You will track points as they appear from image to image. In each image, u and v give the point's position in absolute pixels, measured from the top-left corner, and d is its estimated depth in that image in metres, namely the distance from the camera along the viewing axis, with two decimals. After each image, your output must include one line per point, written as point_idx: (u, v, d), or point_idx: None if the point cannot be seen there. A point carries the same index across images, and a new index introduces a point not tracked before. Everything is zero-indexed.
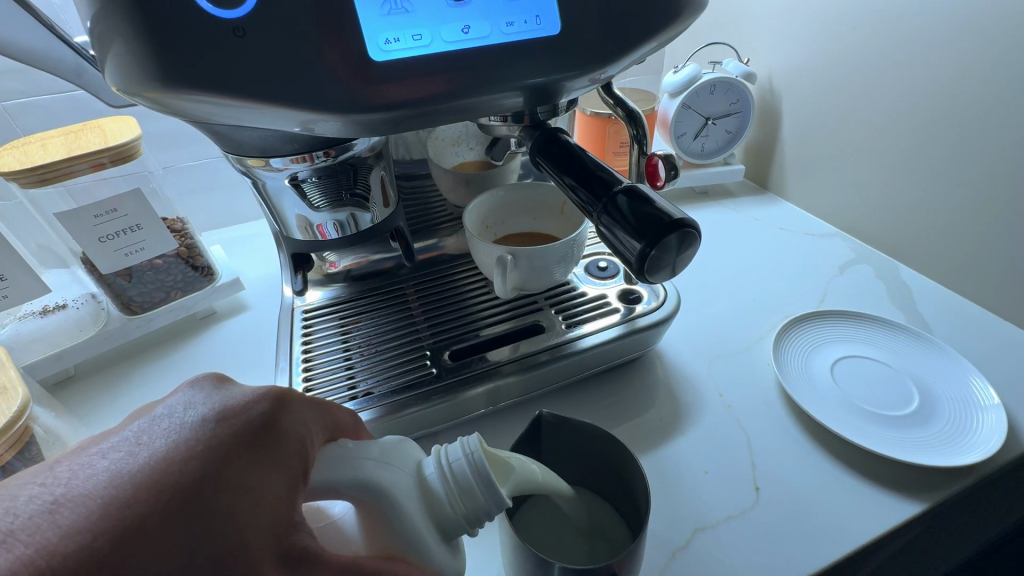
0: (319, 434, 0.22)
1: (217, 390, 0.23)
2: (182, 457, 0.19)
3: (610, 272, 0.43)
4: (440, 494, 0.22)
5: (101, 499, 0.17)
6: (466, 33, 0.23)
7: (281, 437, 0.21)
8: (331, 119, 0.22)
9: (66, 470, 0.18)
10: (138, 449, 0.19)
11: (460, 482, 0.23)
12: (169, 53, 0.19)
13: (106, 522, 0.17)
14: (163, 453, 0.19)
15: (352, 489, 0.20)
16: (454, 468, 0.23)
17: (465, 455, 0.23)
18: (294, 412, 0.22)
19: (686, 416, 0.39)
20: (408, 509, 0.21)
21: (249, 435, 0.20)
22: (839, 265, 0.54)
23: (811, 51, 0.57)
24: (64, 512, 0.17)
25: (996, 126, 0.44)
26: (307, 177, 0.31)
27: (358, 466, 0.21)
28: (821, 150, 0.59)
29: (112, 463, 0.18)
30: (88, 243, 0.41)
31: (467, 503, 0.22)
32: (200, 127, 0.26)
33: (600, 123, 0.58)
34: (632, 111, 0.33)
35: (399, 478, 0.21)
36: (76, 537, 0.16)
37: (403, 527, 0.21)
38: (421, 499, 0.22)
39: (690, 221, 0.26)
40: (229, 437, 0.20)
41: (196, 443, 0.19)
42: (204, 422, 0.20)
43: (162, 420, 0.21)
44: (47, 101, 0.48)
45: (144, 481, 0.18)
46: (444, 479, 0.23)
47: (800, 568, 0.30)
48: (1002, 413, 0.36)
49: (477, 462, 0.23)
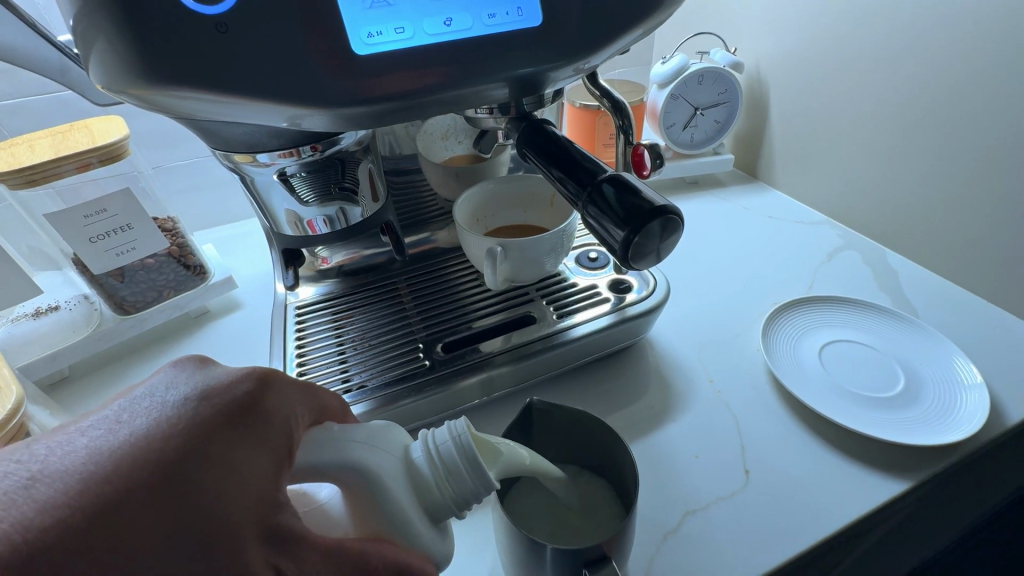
0: (305, 416, 0.23)
1: (199, 370, 0.23)
2: (164, 434, 0.19)
3: (600, 263, 0.43)
4: (427, 476, 0.23)
5: (79, 476, 0.18)
6: (448, 26, 0.23)
7: (265, 417, 0.21)
8: (317, 113, 0.22)
9: (43, 448, 0.19)
10: (118, 427, 0.20)
11: (447, 464, 0.23)
12: (150, 49, 0.19)
13: (84, 497, 0.17)
14: (143, 431, 0.19)
15: (337, 471, 0.21)
16: (441, 451, 0.24)
17: (453, 438, 0.24)
18: (278, 393, 0.23)
19: (676, 402, 0.39)
20: (394, 491, 0.22)
21: (232, 413, 0.21)
22: (827, 252, 0.55)
23: (798, 39, 0.57)
24: (41, 487, 0.17)
25: (978, 110, 0.44)
26: (296, 171, 0.31)
27: (343, 447, 0.22)
28: (808, 139, 0.60)
29: (91, 441, 0.19)
30: (78, 244, 0.41)
31: (455, 485, 0.23)
32: (186, 123, 0.26)
33: (589, 115, 0.58)
34: (618, 102, 0.33)
35: (386, 461, 0.22)
36: (54, 512, 0.17)
37: (390, 508, 0.21)
38: (408, 483, 0.23)
39: (671, 207, 0.26)
40: (212, 416, 0.21)
41: (178, 422, 0.20)
42: (186, 401, 0.21)
43: (143, 399, 0.21)
44: (33, 103, 0.47)
45: (124, 458, 0.18)
46: (432, 462, 0.23)
47: (787, 546, 0.30)
48: (984, 392, 0.37)
49: (464, 444, 0.24)
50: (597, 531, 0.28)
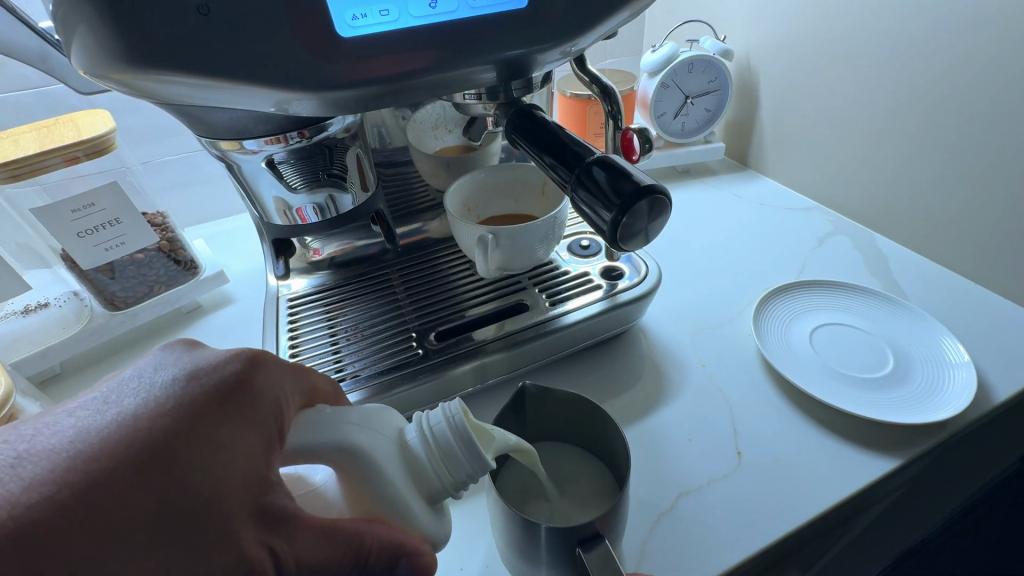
0: (296, 397, 0.23)
1: (187, 353, 0.24)
2: (151, 415, 0.20)
3: (592, 251, 0.43)
4: (422, 458, 0.23)
5: (66, 455, 0.19)
6: (433, 8, 0.23)
7: (253, 397, 0.22)
8: (305, 97, 0.23)
9: (31, 430, 0.20)
10: (105, 407, 0.21)
11: (442, 445, 0.23)
12: (130, 33, 0.19)
13: (70, 476, 0.18)
14: (130, 412, 0.20)
15: (328, 453, 0.21)
16: (435, 432, 0.24)
17: (447, 419, 0.24)
18: (269, 371, 0.23)
19: (669, 386, 0.40)
20: (389, 473, 0.22)
21: (220, 394, 0.22)
22: (818, 237, 0.55)
23: (787, 26, 0.57)
24: (27, 467, 0.18)
25: (965, 93, 0.45)
26: (283, 159, 0.31)
27: (336, 430, 0.22)
28: (798, 126, 0.60)
29: (79, 421, 0.20)
30: (66, 239, 0.41)
31: (451, 467, 0.23)
32: (171, 110, 0.26)
33: (580, 104, 0.58)
34: (606, 87, 0.33)
35: (381, 443, 0.22)
36: (40, 490, 0.18)
37: (386, 490, 0.22)
38: (403, 464, 0.23)
39: (660, 187, 0.26)
40: (199, 396, 0.21)
41: (166, 402, 0.21)
42: (173, 381, 0.22)
43: (132, 380, 0.22)
44: (16, 97, 0.47)
45: (111, 438, 0.19)
46: (427, 444, 0.23)
47: (778, 523, 0.31)
48: (971, 370, 0.38)
49: (458, 425, 0.24)
50: (577, 513, 0.29)
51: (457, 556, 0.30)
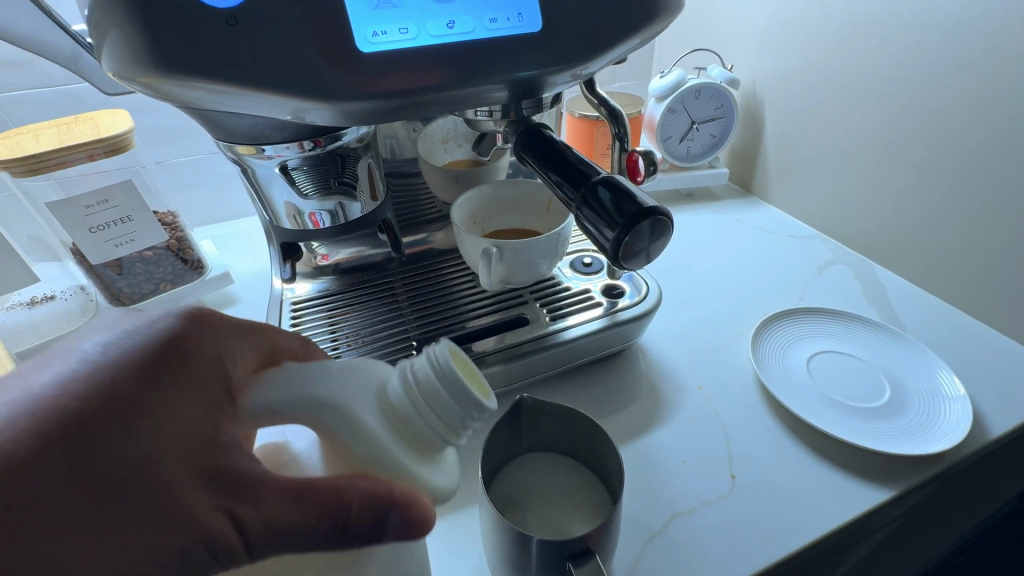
0: (247, 363, 0.24)
1: (126, 323, 0.24)
2: (96, 388, 0.21)
3: (594, 268, 0.44)
4: (408, 406, 0.22)
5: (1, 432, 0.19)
6: (450, 29, 0.24)
7: (201, 367, 0.22)
8: (321, 108, 0.23)
9: None
10: (44, 382, 0.21)
11: (426, 392, 0.22)
12: (159, 41, 0.20)
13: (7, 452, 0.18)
14: (73, 385, 0.21)
15: (296, 413, 0.22)
16: (419, 378, 0.23)
17: (430, 363, 0.23)
18: (217, 339, 0.24)
19: (666, 406, 0.40)
20: (370, 426, 0.22)
21: (167, 365, 0.22)
22: (818, 266, 0.55)
23: (793, 59, 0.59)
24: None
25: (964, 130, 0.46)
26: (297, 165, 0.32)
27: (299, 389, 0.22)
28: (802, 155, 0.61)
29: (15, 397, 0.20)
30: (78, 233, 0.41)
31: (439, 413, 0.22)
32: (193, 114, 0.27)
33: (588, 125, 0.59)
34: (614, 109, 0.34)
35: (359, 395, 0.22)
36: None
37: (367, 440, 0.22)
38: (388, 413, 0.22)
39: (661, 209, 0.27)
40: (146, 367, 0.22)
41: (111, 375, 0.21)
42: (116, 353, 0.22)
43: (72, 352, 0.22)
44: (39, 94, 0.48)
45: (50, 414, 0.20)
46: (410, 392, 0.23)
47: (770, 550, 0.31)
48: (967, 404, 0.38)
49: (443, 365, 0.22)
50: (570, 521, 0.29)
51: (444, 567, 0.30)
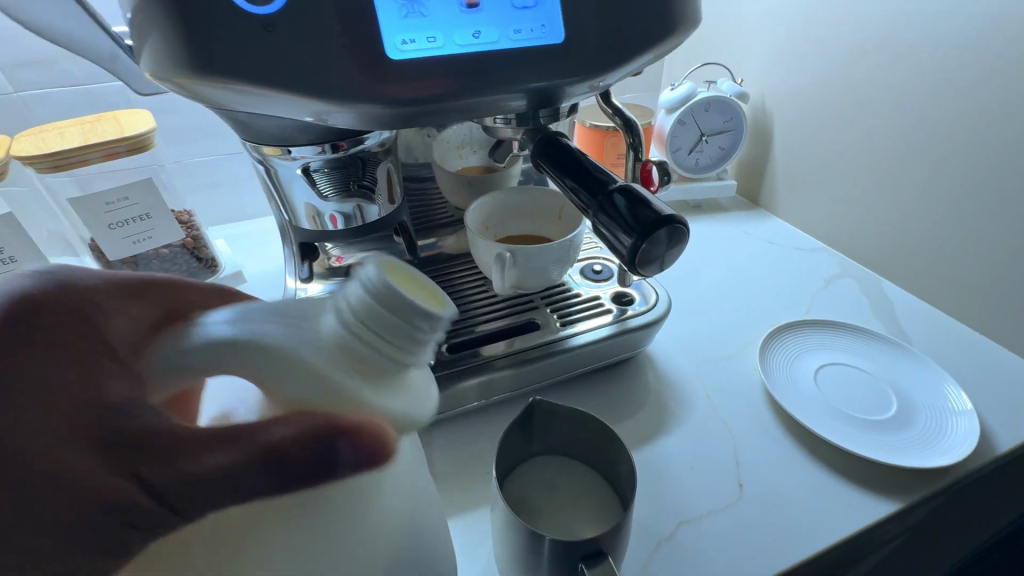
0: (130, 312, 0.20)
1: None
2: None
3: (604, 276, 0.44)
4: (355, 339, 0.20)
5: None
6: (475, 38, 0.25)
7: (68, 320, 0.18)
8: (350, 112, 0.24)
9: None
10: None
11: (367, 319, 0.20)
12: (198, 44, 0.21)
13: None
14: None
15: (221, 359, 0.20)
16: (356, 306, 0.20)
17: (363, 286, 0.20)
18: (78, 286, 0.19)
19: (673, 414, 0.40)
20: (318, 366, 0.20)
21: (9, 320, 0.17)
22: (825, 278, 0.56)
23: (803, 74, 0.59)
24: None
25: (972, 148, 0.46)
26: (319, 167, 0.33)
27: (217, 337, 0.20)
28: (810, 169, 0.61)
29: None
30: (97, 230, 0.42)
31: (387, 339, 0.20)
32: (223, 116, 0.28)
33: (599, 135, 0.60)
34: (629, 120, 0.34)
35: (299, 336, 0.20)
36: None
37: (316, 381, 0.20)
38: (336, 349, 0.20)
39: (678, 218, 0.27)
40: None
41: None
42: None
43: None
44: (62, 93, 0.49)
45: None
46: (353, 322, 0.20)
47: (777, 559, 0.31)
48: (973, 419, 0.38)
49: (375, 284, 0.19)
50: (580, 523, 0.29)
51: None
